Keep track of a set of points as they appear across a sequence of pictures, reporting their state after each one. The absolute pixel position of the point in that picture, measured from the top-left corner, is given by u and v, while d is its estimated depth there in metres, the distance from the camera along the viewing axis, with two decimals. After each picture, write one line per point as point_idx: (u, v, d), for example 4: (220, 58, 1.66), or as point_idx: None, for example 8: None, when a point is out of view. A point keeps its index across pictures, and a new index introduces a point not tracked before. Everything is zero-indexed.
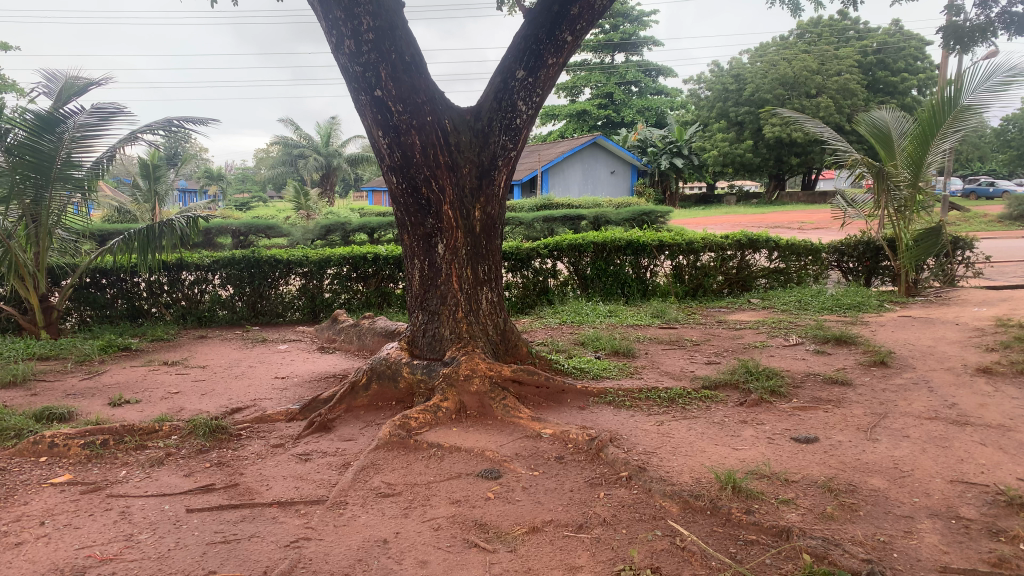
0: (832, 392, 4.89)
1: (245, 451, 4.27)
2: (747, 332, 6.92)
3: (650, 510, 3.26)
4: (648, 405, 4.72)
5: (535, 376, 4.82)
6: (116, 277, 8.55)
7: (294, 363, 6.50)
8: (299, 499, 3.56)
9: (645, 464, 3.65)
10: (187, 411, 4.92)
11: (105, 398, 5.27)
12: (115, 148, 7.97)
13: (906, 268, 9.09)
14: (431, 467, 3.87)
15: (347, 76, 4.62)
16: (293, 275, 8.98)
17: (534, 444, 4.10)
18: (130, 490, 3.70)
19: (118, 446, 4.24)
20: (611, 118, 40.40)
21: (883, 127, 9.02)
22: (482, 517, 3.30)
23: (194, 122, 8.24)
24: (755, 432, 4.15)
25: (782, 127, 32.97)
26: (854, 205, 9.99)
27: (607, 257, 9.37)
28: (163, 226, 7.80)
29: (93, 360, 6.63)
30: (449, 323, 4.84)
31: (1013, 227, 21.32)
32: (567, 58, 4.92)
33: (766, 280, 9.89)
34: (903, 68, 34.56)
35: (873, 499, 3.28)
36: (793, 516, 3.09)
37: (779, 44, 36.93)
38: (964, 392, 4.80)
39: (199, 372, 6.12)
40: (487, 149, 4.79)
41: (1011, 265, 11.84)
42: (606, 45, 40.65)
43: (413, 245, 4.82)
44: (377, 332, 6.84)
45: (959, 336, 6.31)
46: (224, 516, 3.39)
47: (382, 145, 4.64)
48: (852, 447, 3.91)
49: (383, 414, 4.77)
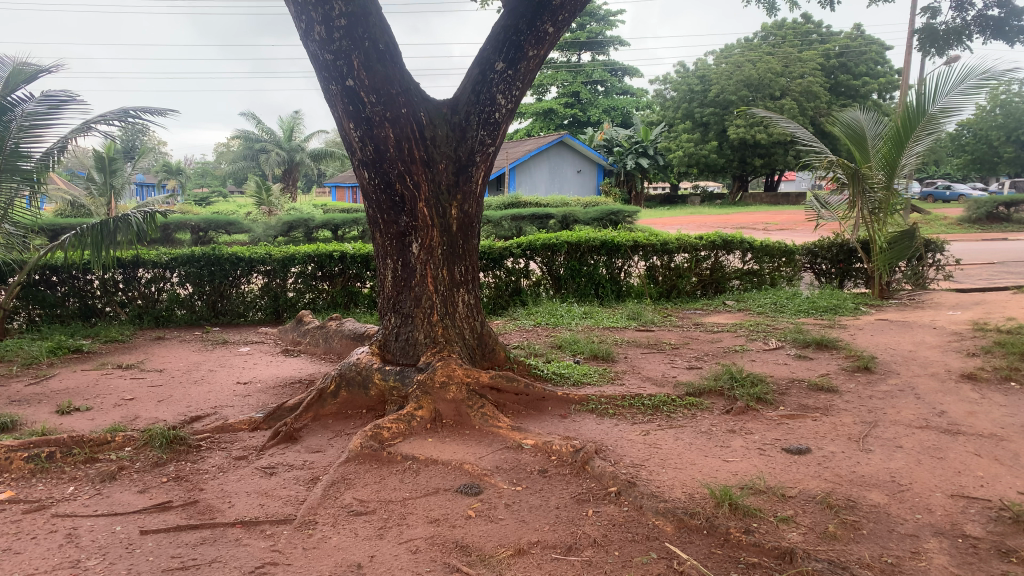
0: (819, 399, 4.76)
1: (205, 464, 3.98)
2: (726, 335, 6.78)
3: (643, 530, 3.06)
4: (632, 413, 4.52)
5: (514, 384, 4.61)
6: (66, 274, 8.13)
7: (257, 367, 6.19)
8: (264, 519, 3.30)
9: (635, 479, 3.45)
10: (142, 420, 4.60)
11: (53, 405, 4.92)
12: (67, 139, 7.57)
13: (879, 271, 9.14)
14: (407, 482, 3.63)
15: (316, 64, 4.35)
16: (255, 273, 8.63)
17: (515, 456, 3.88)
18: (78, 509, 3.40)
19: (66, 460, 3.92)
20: (578, 117, 40.32)
21: (858, 129, 8.95)
22: (463, 538, 3.07)
23: (153, 113, 7.86)
24: (745, 442, 3.98)
25: (746, 128, 33.19)
26: (828, 207, 9.86)
27: (581, 257, 9.20)
28: (118, 222, 7.41)
29: (40, 364, 6.24)
30: (424, 327, 4.60)
31: (970, 230, 21.75)
32: (547, 51, 4.70)
33: (739, 281, 9.80)
34: (865, 72, 35.11)
35: (875, 516, 3.12)
36: (795, 535, 2.92)
37: (744, 45, 37.23)
38: (952, 400, 4.70)
39: (155, 377, 5.78)
40: (465, 145, 4.56)
41: (976, 268, 11.92)
42: (573, 43, 40.55)
43: (385, 244, 4.57)
44: (345, 335, 6.55)
45: (939, 340, 6.25)
46: (181, 538, 3.11)
47: (353, 138, 4.39)
48: (846, 459, 3.76)
49: (352, 424, 4.52)
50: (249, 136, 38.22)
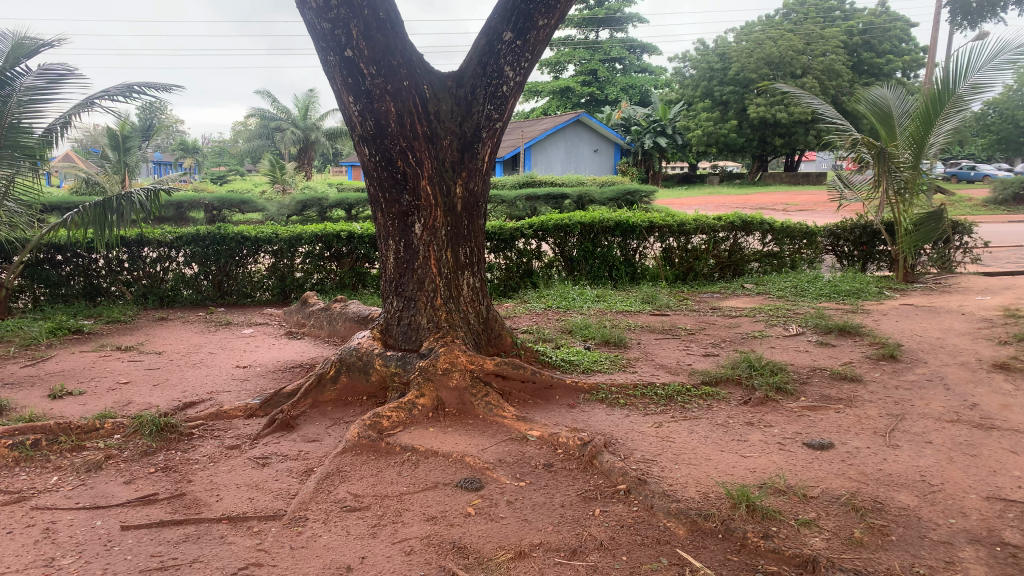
0: (842, 390, 4.51)
1: (196, 454, 3.81)
2: (744, 320, 6.53)
3: (653, 532, 2.85)
4: (644, 404, 4.30)
5: (521, 371, 4.40)
6: (71, 253, 7.99)
7: (258, 350, 6.03)
8: (252, 514, 3.12)
9: (646, 475, 3.24)
10: (135, 406, 4.45)
11: (45, 389, 4.78)
12: (69, 115, 7.39)
13: (904, 253, 8.83)
14: (404, 476, 3.44)
15: (314, 34, 4.11)
16: (262, 252, 8.47)
17: (520, 448, 3.68)
18: (59, 502, 3.24)
19: (51, 448, 3.77)
20: (595, 95, 39.81)
21: (884, 105, 8.67)
22: (461, 538, 2.87)
23: (158, 89, 7.66)
24: (763, 437, 3.76)
25: (767, 107, 32.60)
26: (850, 186, 9.58)
27: (594, 238, 8.93)
28: (121, 200, 7.19)
29: (39, 345, 6.12)
30: (426, 311, 4.40)
31: (997, 212, 21.30)
32: (559, 21, 4.42)
33: (758, 263, 9.53)
34: (889, 50, 34.43)
35: (905, 520, 2.89)
36: (818, 541, 2.70)
37: (765, 22, 36.58)
38: (984, 392, 4.43)
39: (154, 360, 5.63)
40: (471, 120, 4.33)
41: (1004, 251, 11.52)
42: (590, 20, 39.99)
43: (387, 224, 4.36)
44: (349, 318, 6.37)
45: (968, 327, 5.98)
46: (163, 535, 2.94)
47: (353, 112, 4.16)
48: (872, 456, 3.53)
49: (353, 411, 4.34)
50: (264, 114, 38.11)
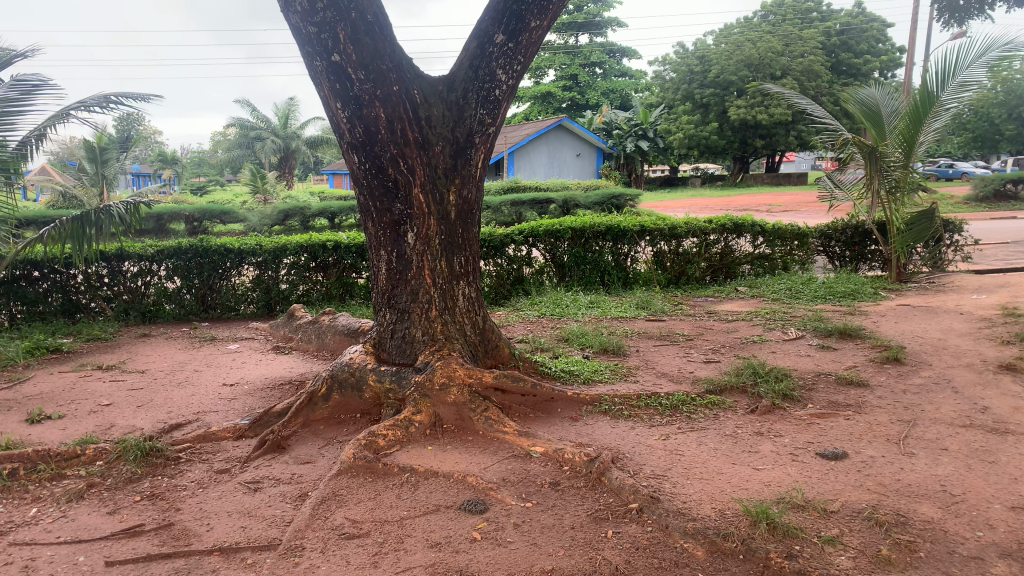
0: (849, 396, 4.40)
1: (183, 479, 3.64)
2: (742, 324, 6.42)
3: (670, 554, 2.71)
4: (650, 415, 4.16)
5: (520, 384, 4.25)
6: (49, 270, 7.75)
7: (246, 367, 5.84)
8: (245, 545, 2.95)
9: (657, 492, 3.10)
10: (118, 429, 4.26)
11: (22, 413, 4.57)
12: (43, 127, 7.17)
13: (897, 253, 8.79)
14: (404, 499, 3.28)
15: (299, 38, 3.96)
16: (246, 264, 8.28)
17: (523, 466, 3.54)
18: (39, 536, 3.06)
19: (29, 477, 3.60)
20: (576, 100, 39.79)
21: (873, 105, 8.49)
22: (468, 566, 2.72)
23: (135, 99, 7.46)
24: (774, 447, 3.64)
25: (747, 108, 32.69)
26: (841, 188, 9.48)
27: (585, 243, 8.79)
28: (99, 214, 6.97)
29: (15, 366, 5.90)
30: (421, 323, 4.24)
31: (977, 210, 21.38)
32: (551, 22, 4.30)
33: (750, 266, 9.46)
34: (867, 50, 34.65)
35: (930, 534, 2.77)
36: (844, 561, 2.57)
37: (744, 24, 36.74)
38: (993, 394, 4.33)
39: (136, 379, 5.43)
40: (463, 124, 4.17)
41: (993, 248, 11.51)
42: (569, 25, 39.99)
43: (379, 234, 4.20)
44: (338, 331, 6.19)
45: (968, 327, 5.90)
46: (150, 571, 2.77)
47: (341, 119, 4.00)
48: (888, 465, 3.41)
49: (346, 430, 4.17)
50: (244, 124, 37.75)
